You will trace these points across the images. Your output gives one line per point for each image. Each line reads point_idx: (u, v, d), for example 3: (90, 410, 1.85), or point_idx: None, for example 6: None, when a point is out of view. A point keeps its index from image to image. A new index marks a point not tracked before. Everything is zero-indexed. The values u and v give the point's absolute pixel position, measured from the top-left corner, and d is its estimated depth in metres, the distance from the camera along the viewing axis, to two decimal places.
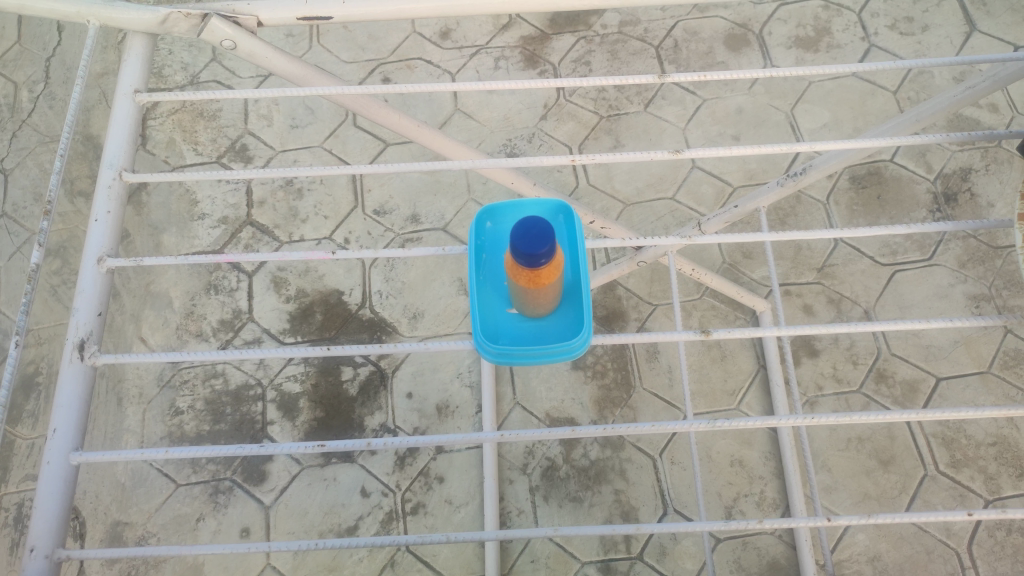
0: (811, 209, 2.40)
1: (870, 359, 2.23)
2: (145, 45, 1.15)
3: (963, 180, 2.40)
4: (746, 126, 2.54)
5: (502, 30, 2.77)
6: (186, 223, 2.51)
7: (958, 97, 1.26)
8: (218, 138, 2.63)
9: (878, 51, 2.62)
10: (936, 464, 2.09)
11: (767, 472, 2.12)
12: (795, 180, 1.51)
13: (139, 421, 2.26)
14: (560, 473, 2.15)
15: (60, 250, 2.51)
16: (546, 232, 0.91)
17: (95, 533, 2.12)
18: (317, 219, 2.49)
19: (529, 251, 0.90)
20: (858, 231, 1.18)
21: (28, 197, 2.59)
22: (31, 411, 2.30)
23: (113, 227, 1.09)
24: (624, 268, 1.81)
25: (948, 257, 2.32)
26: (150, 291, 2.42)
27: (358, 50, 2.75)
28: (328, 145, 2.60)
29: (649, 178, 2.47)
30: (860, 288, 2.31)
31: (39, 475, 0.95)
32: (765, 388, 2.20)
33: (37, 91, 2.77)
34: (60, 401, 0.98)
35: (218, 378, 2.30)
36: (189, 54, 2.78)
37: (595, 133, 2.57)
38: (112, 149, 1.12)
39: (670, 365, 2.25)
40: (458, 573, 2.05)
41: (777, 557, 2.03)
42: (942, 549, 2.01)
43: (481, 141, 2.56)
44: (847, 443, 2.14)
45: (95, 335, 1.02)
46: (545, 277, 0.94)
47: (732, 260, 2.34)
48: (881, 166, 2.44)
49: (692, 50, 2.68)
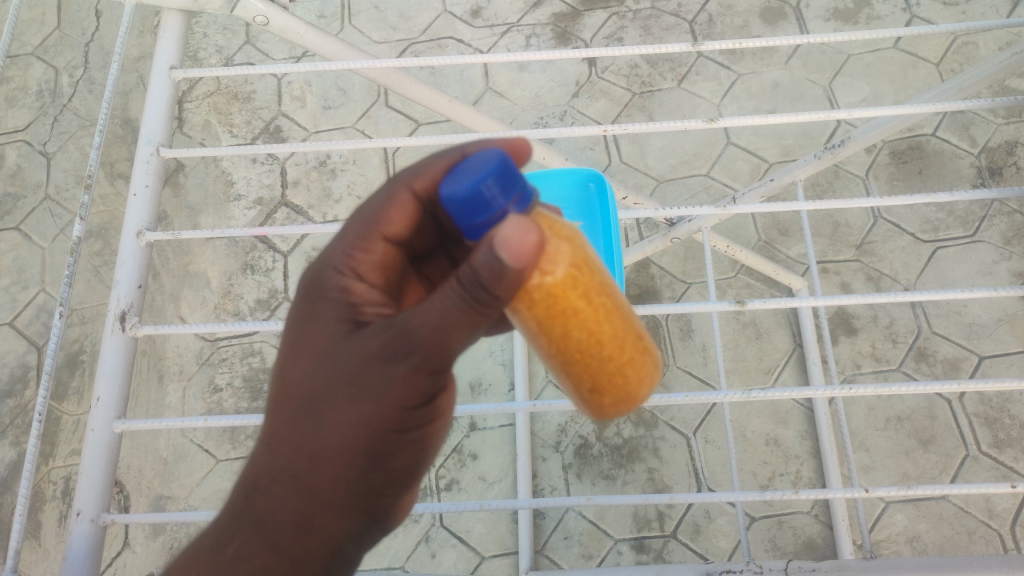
0: (849, 183, 2.35)
1: (910, 338, 2.18)
2: (179, 23, 1.18)
3: (1009, 154, 2.33)
4: (783, 100, 2.50)
5: (533, 7, 2.74)
6: (222, 204, 2.54)
7: (1004, 63, 1.22)
8: (252, 120, 2.66)
9: (920, 22, 2.55)
10: (978, 444, 2.05)
11: (803, 451, 2.10)
12: (832, 152, 1.45)
13: (179, 397, 2.30)
14: (593, 451, 2.15)
15: (102, 232, 2.56)
16: (492, 150, 0.77)
17: (139, 506, 2.18)
18: (351, 199, 2.51)
19: (462, 197, 0.75)
20: (898, 200, 1.15)
21: (70, 179, 2.66)
22: (76, 388, 2.37)
23: (151, 202, 1.12)
24: (657, 244, 1.75)
25: (993, 233, 2.26)
26: (189, 271, 2.46)
27: (389, 30, 2.76)
28: (361, 125, 2.61)
29: (682, 154, 2.44)
30: (900, 265, 2.26)
31: (85, 442, 1.00)
32: (801, 366, 2.17)
33: (77, 76, 2.81)
34: (103, 370, 1.03)
35: (256, 356, 2.34)
36: (224, 36, 2.80)
37: (627, 109, 2.54)
38: (149, 125, 1.15)
39: (704, 343, 2.23)
40: (491, 549, 2.07)
41: (813, 536, 2.01)
42: (983, 531, 1.97)
43: (513, 120, 2.55)
44: (885, 423, 2.10)
45: (135, 307, 1.06)
46: (527, 143, 0.92)
47: (768, 237, 2.31)
48: (922, 140, 2.38)
49: (727, 24, 2.64)
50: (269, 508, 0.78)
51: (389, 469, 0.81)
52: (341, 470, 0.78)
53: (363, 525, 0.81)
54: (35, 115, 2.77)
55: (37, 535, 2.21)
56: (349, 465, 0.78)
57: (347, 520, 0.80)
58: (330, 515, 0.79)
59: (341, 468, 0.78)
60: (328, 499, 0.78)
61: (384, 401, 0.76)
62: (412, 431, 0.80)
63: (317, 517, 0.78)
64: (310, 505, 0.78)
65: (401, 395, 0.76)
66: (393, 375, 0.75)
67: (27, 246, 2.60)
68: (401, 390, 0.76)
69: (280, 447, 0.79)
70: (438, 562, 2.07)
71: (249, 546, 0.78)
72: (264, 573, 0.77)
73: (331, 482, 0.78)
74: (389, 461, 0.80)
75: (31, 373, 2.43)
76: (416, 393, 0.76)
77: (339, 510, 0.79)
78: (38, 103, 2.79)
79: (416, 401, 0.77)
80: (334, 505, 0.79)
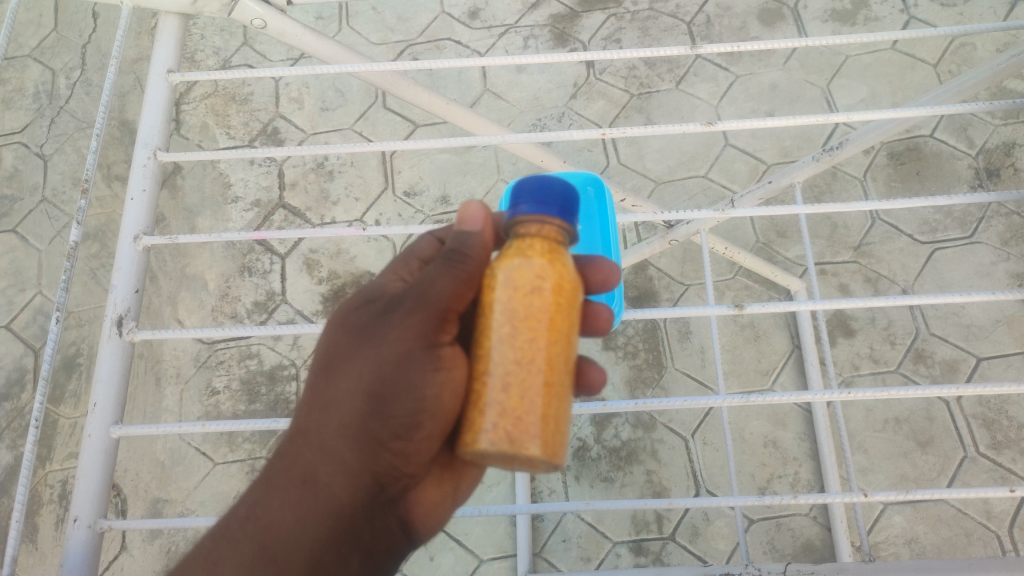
0: (847, 185, 2.35)
1: (908, 339, 2.18)
2: (176, 26, 1.18)
3: (1007, 155, 2.33)
4: (781, 102, 2.50)
5: (531, 8, 2.73)
6: (220, 206, 2.54)
7: (1002, 66, 1.22)
8: (250, 121, 2.65)
9: (917, 23, 2.55)
10: (977, 445, 2.05)
11: (801, 453, 2.10)
12: (831, 155, 1.45)
13: (176, 400, 2.30)
14: (591, 453, 2.14)
15: (99, 234, 2.55)
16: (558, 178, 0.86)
17: (136, 509, 2.17)
18: (349, 201, 2.50)
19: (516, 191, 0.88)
20: (897, 203, 1.14)
21: (67, 181, 2.65)
22: (73, 391, 2.36)
23: (148, 206, 1.11)
24: (656, 246, 1.74)
25: (990, 234, 2.26)
26: (186, 273, 2.45)
27: (387, 32, 2.76)
28: (359, 127, 2.61)
29: (680, 156, 2.44)
30: (898, 266, 2.26)
31: (82, 448, 1.00)
32: (800, 368, 2.17)
33: (74, 78, 2.81)
34: (100, 376, 1.02)
35: (253, 359, 2.33)
36: (221, 38, 2.79)
37: (626, 111, 2.54)
38: (147, 129, 1.14)
39: (702, 345, 2.23)
40: (490, 552, 2.07)
41: (812, 538, 2.01)
42: (981, 532, 1.98)
43: (511, 122, 2.55)
44: (884, 424, 2.10)
45: (133, 311, 1.05)
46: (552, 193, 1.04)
47: (766, 239, 2.31)
48: (920, 141, 2.38)
49: (724, 26, 2.64)
50: (284, 464, 0.87)
51: (394, 419, 0.84)
52: (347, 419, 0.85)
53: (368, 490, 0.86)
54: (32, 117, 2.77)
55: (34, 539, 2.21)
56: (354, 415, 0.85)
57: (351, 480, 0.85)
58: (336, 470, 0.85)
59: (346, 414, 0.85)
60: (334, 451, 0.85)
61: (388, 349, 0.84)
62: (416, 376, 0.82)
63: (323, 474, 0.85)
64: (318, 461, 0.85)
65: (400, 336, 0.84)
66: (395, 324, 0.85)
67: (24, 249, 2.59)
68: (403, 333, 0.84)
69: (301, 411, 0.89)
70: (436, 565, 2.07)
71: (260, 504, 0.85)
72: (269, 529, 0.84)
73: (338, 432, 0.85)
74: (392, 409, 0.84)
75: (29, 376, 2.43)
76: (414, 337, 0.83)
77: (342, 465, 0.85)
78: (35, 105, 2.78)
79: (419, 348, 0.83)
80: (340, 461, 0.85)
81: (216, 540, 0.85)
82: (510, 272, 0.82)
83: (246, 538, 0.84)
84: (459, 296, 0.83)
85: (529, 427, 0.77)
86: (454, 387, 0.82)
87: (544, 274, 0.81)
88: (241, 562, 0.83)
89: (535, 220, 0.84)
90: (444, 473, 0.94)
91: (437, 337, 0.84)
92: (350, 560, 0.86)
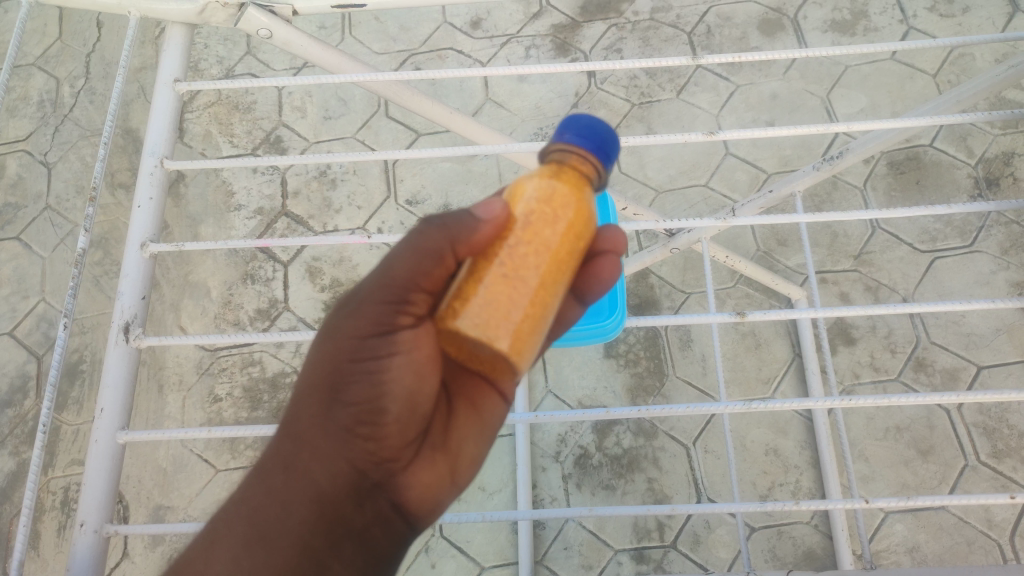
0: (847, 194, 2.37)
1: (909, 348, 2.19)
2: (183, 36, 1.19)
3: (1006, 164, 2.35)
4: (781, 111, 2.51)
5: (533, 18, 2.75)
6: (223, 214, 2.55)
7: (1001, 76, 1.23)
8: (253, 130, 2.67)
9: (916, 34, 2.57)
10: (977, 454, 2.06)
11: (802, 461, 2.10)
12: (831, 164, 1.46)
13: (179, 407, 2.30)
14: (592, 461, 2.15)
15: (102, 242, 2.56)
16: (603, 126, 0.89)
17: (138, 516, 2.18)
18: (351, 209, 2.52)
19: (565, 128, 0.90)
20: (897, 213, 1.15)
21: (71, 190, 2.67)
22: (76, 398, 2.37)
23: (155, 214, 1.12)
24: (657, 255, 1.75)
25: (990, 243, 2.27)
26: (189, 281, 2.46)
27: (389, 41, 2.78)
28: (362, 136, 2.62)
29: (681, 165, 2.45)
30: (898, 275, 2.27)
31: (88, 454, 1.00)
32: (800, 376, 2.18)
33: (79, 87, 2.83)
34: (107, 382, 1.03)
35: (256, 366, 2.34)
36: (225, 47, 2.81)
37: (626, 120, 2.56)
38: (154, 137, 1.15)
39: (703, 353, 2.24)
40: (491, 559, 2.07)
41: (813, 546, 2.01)
42: (983, 541, 1.98)
43: (513, 130, 2.57)
44: (884, 433, 2.11)
45: (139, 318, 1.06)
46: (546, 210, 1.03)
47: (767, 247, 2.32)
48: (920, 151, 2.39)
49: (725, 36, 2.66)
50: (269, 455, 0.86)
51: (359, 405, 0.83)
52: (314, 410, 0.85)
53: (349, 476, 0.84)
54: (36, 126, 2.78)
55: (36, 546, 2.21)
56: (317, 404, 0.84)
57: (329, 466, 0.83)
58: (314, 457, 0.84)
59: (312, 406, 0.85)
60: (310, 438, 0.84)
61: (344, 338, 0.84)
62: (374, 357, 0.83)
63: (303, 461, 0.84)
64: (297, 448, 0.84)
65: (354, 325, 0.84)
66: (346, 315, 0.85)
67: (28, 256, 2.60)
68: (358, 318, 0.84)
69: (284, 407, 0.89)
70: (438, 573, 2.07)
71: (249, 492, 0.85)
72: (257, 515, 0.83)
73: (309, 420, 0.85)
74: (354, 394, 0.83)
75: (31, 383, 2.43)
76: (370, 324, 0.84)
77: (317, 452, 0.84)
78: (39, 113, 2.80)
79: (376, 331, 0.84)
80: (318, 449, 0.84)
81: (205, 530, 0.85)
82: (533, 191, 0.84)
83: (237, 523, 0.83)
84: (421, 271, 0.85)
85: (517, 328, 0.80)
86: (416, 367, 0.84)
87: (562, 200, 0.84)
88: (231, 549, 0.81)
89: (571, 152, 0.87)
90: (435, 453, 0.89)
91: (394, 322, 0.84)
92: (342, 548, 0.83)
